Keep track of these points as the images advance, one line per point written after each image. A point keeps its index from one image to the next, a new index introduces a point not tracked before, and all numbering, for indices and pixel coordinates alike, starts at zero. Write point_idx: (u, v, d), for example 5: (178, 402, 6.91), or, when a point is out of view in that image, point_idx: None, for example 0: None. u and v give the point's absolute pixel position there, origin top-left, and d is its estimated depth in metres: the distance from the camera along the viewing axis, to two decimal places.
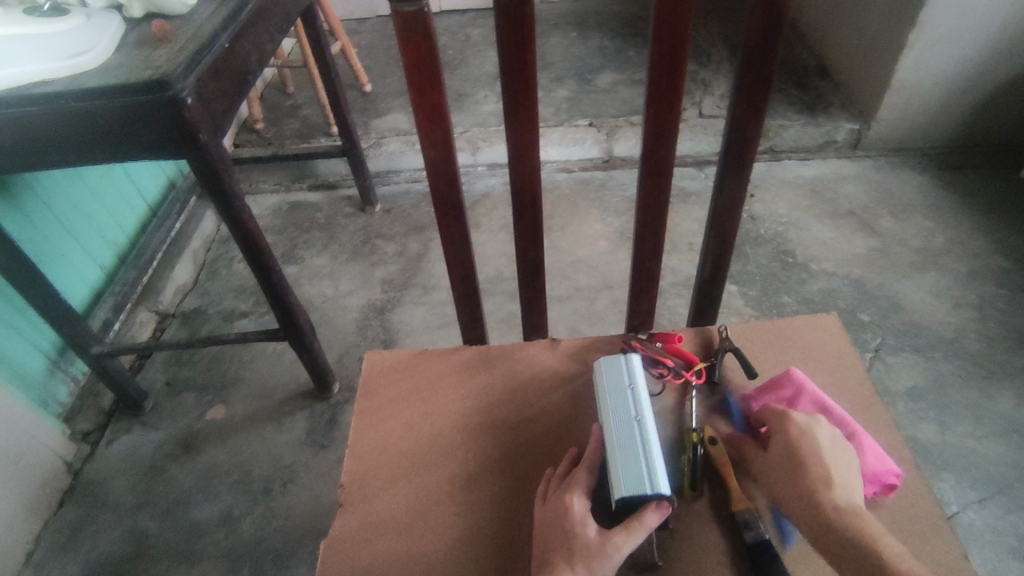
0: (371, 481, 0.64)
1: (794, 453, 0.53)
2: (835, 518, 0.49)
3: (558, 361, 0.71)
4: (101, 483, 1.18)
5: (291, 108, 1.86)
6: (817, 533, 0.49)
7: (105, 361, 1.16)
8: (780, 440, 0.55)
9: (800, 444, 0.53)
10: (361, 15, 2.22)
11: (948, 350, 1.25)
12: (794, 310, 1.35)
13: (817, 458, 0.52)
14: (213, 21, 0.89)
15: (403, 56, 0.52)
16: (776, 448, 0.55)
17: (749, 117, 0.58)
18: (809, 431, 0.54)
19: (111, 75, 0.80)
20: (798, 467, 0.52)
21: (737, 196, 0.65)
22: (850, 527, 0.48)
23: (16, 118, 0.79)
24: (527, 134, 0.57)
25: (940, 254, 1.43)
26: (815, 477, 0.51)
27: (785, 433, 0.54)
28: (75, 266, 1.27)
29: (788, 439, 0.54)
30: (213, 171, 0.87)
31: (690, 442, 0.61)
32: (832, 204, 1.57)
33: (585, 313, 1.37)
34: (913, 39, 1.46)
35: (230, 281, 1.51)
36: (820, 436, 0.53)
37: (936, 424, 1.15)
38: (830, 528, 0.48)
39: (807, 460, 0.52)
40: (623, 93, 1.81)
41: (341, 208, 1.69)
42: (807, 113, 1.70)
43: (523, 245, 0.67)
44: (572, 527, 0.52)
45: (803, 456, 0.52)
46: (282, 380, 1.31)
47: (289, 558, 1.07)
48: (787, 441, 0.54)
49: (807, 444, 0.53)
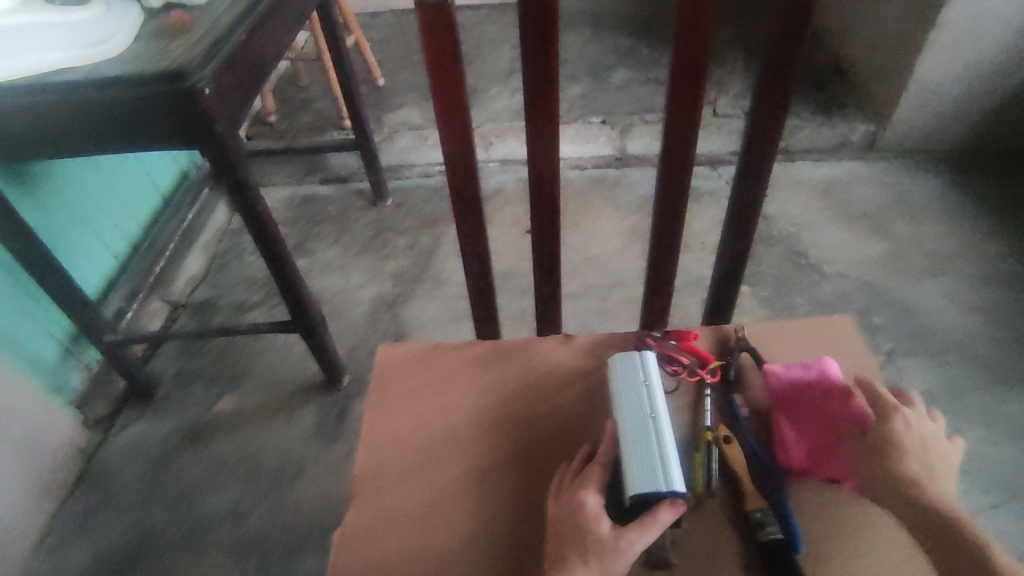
0: (384, 474, 0.64)
1: (887, 438, 0.55)
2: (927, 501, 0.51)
3: (571, 357, 0.71)
4: (113, 470, 1.19)
5: (305, 101, 1.87)
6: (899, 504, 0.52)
7: (118, 349, 1.16)
8: (880, 423, 0.56)
9: (901, 432, 0.55)
10: (374, 9, 2.22)
11: (962, 354, 1.24)
12: (806, 311, 1.34)
13: (914, 448, 0.54)
14: (231, 13, 0.89)
15: (424, 49, 0.52)
16: (871, 432, 0.56)
17: (771, 115, 0.57)
18: (908, 424, 0.56)
19: (129, 64, 0.80)
20: (900, 456, 0.54)
21: (756, 194, 0.64)
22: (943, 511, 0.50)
23: (35, 106, 0.79)
24: (546, 129, 0.57)
25: (955, 257, 1.42)
26: (912, 465, 0.53)
27: (887, 419, 0.56)
28: (89, 255, 1.28)
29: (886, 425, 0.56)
30: (229, 162, 0.87)
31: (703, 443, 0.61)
32: (845, 206, 1.56)
33: (595, 311, 1.37)
34: (932, 40, 1.45)
35: (242, 273, 1.52)
36: (916, 429, 0.56)
37: (949, 428, 1.14)
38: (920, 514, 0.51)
39: (901, 448, 0.54)
40: (637, 91, 1.80)
41: (353, 202, 1.69)
42: (822, 114, 1.69)
43: (539, 240, 0.67)
44: (585, 523, 0.52)
45: (901, 445, 0.55)
46: (293, 372, 1.32)
47: (298, 548, 1.07)
48: (885, 427, 0.56)
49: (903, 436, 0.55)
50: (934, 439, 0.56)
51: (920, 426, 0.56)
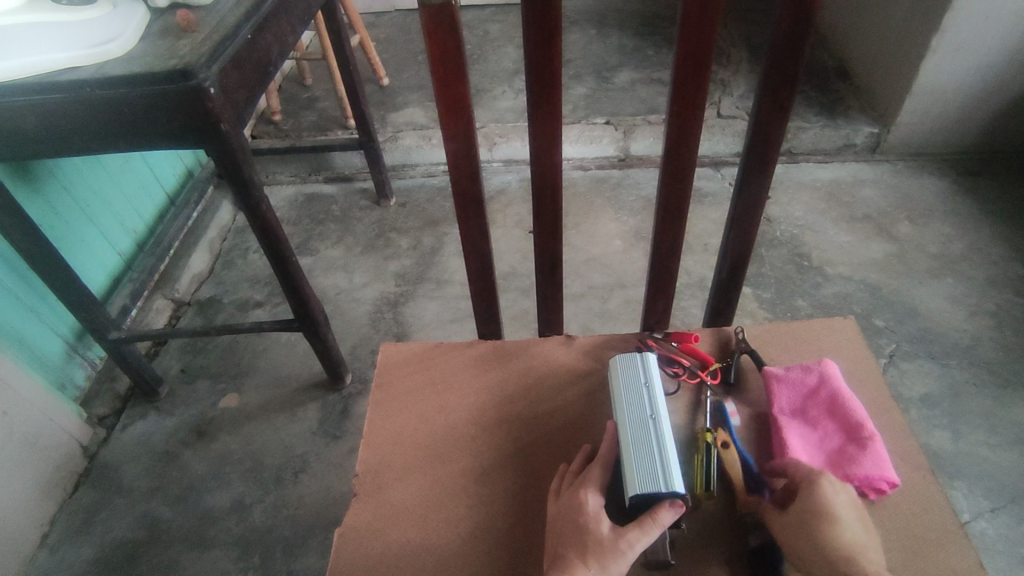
0: (385, 472, 0.64)
1: (811, 514, 0.50)
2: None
3: (572, 358, 0.71)
4: (117, 466, 1.20)
5: (309, 100, 1.87)
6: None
7: (122, 346, 1.17)
8: (806, 500, 0.51)
9: (828, 508, 0.50)
10: (379, 8, 2.23)
11: (965, 357, 1.24)
12: (808, 313, 1.34)
13: (844, 521, 0.50)
14: (237, 12, 0.90)
15: (429, 49, 0.52)
16: (796, 511, 0.51)
17: (773, 117, 0.58)
18: (835, 496, 0.51)
19: (136, 63, 0.81)
20: (830, 536, 0.49)
21: (758, 196, 0.64)
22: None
23: (43, 104, 0.80)
24: (549, 130, 0.57)
25: (959, 260, 1.41)
26: (843, 546, 0.49)
27: (811, 494, 0.51)
28: (94, 252, 1.28)
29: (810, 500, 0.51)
30: (234, 161, 0.88)
31: (704, 443, 0.60)
32: (849, 208, 1.56)
33: (597, 312, 1.37)
34: (938, 42, 1.44)
35: (246, 271, 1.53)
36: (842, 499, 0.51)
37: (950, 432, 1.14)
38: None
39: (829, 527, 0.50)
40: (640, 92, 1.80)
41: (357, 201, 1.70)
42: (826, 115, 1.69)
43: (542, 241, 0.67)
44: (585, 524, 0.52)
45: (830, 523, 0.50)
46: (295, 370, 1.32)
47: (299, 546, 1.08)
48: (807, 502, 0.51)
49: (831, 511, 0.50)
50: (855, 504, 0.52)
51: (845, 495, 0.51)
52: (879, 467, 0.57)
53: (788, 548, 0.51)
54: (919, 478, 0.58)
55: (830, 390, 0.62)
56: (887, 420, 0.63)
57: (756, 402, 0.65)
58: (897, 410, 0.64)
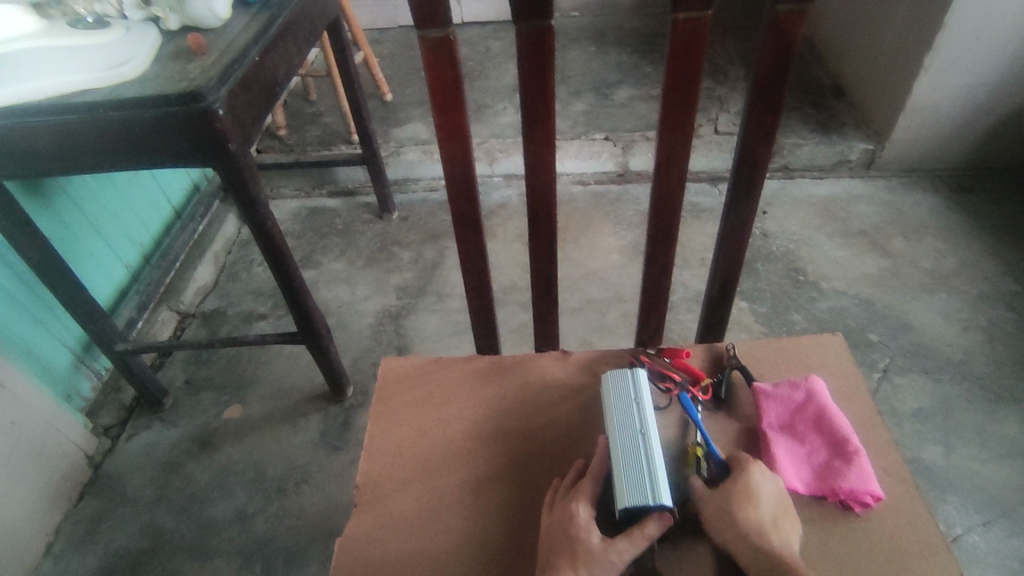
0: (384, 483, 0.66)
1: (733, 489, 0.57)
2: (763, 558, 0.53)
3: (567, 373, 0.73)
4: (121, 476, 1.21)
5: (314, 116, 1.91)
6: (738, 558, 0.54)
7: (128, 358, 1.19)
8: (734, 480, 0.57)
9: (751, 488, 0.56)
10: (383, 25, 2.27)
11: (957, 372, 1.25)
12: (803, 328, 1.36)
13: (762, 499, 0.56)
14: (245, 36, 0.93)
15: (429, 79, 0.55)
16: (723, 488, 0.58)
17: (760, 142, 0.60)
18: (759, 478, 0.57)
19: (148, 86, 0.84)
20: (746, 511, 0.55)
21: (746, 217, 0.66)
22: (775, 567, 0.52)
23: (57, 124, 0.83)
24: (544, 154, 0.60)
25: (953, 276, 1.43)
26: (758, 521, 0.55)
27: (739, 475, 0.57)
28: (102, 265, 1.31)
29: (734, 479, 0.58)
30: (241, 179, 0.90)
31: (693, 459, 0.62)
32: (844, 223, 1.58)
33: (595, 325, 1.39)
34: (930, 62, 1.47)
35: (250, 283, 1.55)
36: (765, 483, 0.57)
37: (943, 446, 1.15)
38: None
39: (747, 503, 0.56)
40: (639, 108, 1.84)
41: (359, 214, 1.73)
42: (822, 132, 1.72)
43: (537, 260, 0.69)
44: (576, 535, 0.54)
45: (750, 501, 0.56)
46: (297, 382, 1.34)
47: (299, 556, 1.09)
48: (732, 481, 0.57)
49: (751, 489, 0.56)
50: (779, 488, 0.57)
51: (769, 480, 0.57)
52: (865, 480, 0.59)
53: (713, 522, 0.57)
54: (902, 491, 0.60)
55: (816, 403, 0.64)
56: (873, 435, 0.65)
57: (747, 416, 0.67)
58: (881, 424, 0.66)
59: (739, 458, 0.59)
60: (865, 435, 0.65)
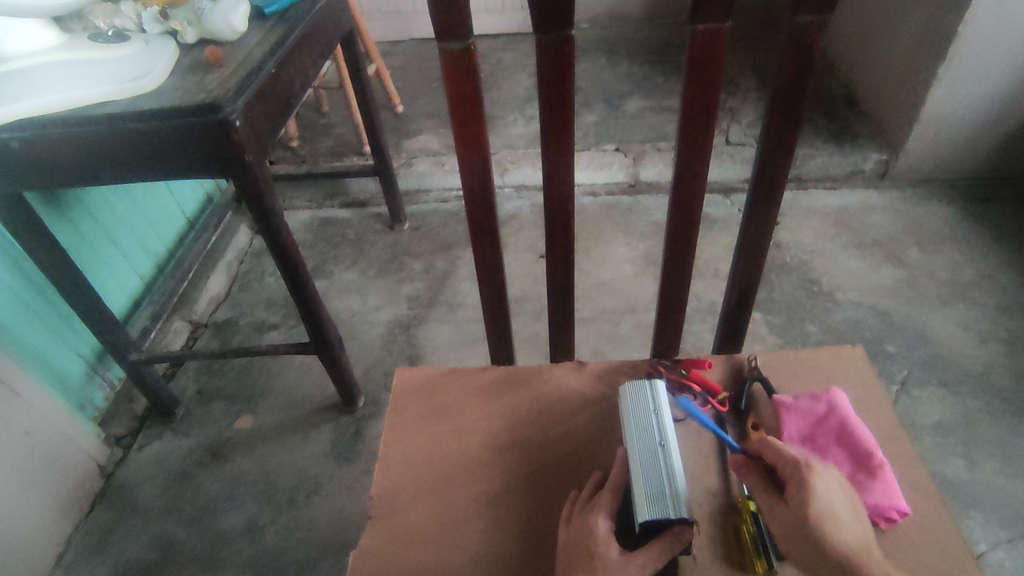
0: (400, 494, 0.66)
1: (812, 522, 0.50)
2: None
3: (583, 384, 0.72)
4: (133, 487, 1.21)
5: (326, 127, 1.92)
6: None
7: (141, 368, 1.20)
8: (802, 497, 0.51)
9: (822, 506, 0.51)
10: (395, 37, 2.29)
11: (977, 385, 1.23)
12: (818, 340, 1.34)
13: (842, 525, 0.50)
14: (262, 48, 0.94)
15: (448, 89, 0.55)
16: (797, 505, 0.51)
17: (779, 152, 0.59)
18: (830, 493, 0.52)
19: (166, 98, 0.85)
20: (836, 548, 0.49)
21: (765, 227, 0.66)
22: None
23: (77, 135, 0.84)
24: (561, 163, 0.59)
25: (971, 287, 1.41)
26: (841, 544, 0.49)
27: (805, 492, 0.51)
28: (117, 275, 1.32)
29: (805, 501, 0.51)
30: (256, 189, 0.91)
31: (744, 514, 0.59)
32: (858, 234, 1.57)
33: (608, 336, 1.38)
34: (944, 71, 1.47)
35: (262, 293, 1.56)
36: (833, 495, 0.52)
37: (964, 460, 1.13)
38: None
39: (832, 536, 0.50)
40: (650, 119, 1.84)
41: (371, 225, 1.73)
42: (835, 143, 1.71)
43: (554, 270, 0.69)
44: (595, 548, 0.53)
45: (828, 522, 0.50)
46: (309, 392, 1.34)
47: (310, 568, 1.08)
48: (803, 505, 0.51)
49: (829, 516, 0.51)
50: (850, 499, 0.53)
51: (834, 492, 0.52)
52: (890, 495, 0.58)
53: (791, 543, 0.51)
54: (929, 507, 0.59)
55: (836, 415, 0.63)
56: (897, 448, 0.64)
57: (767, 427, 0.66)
58: (906, 438, 0.64)
59: (807, 465, 0.53)
60: (888, 449, 0.64)
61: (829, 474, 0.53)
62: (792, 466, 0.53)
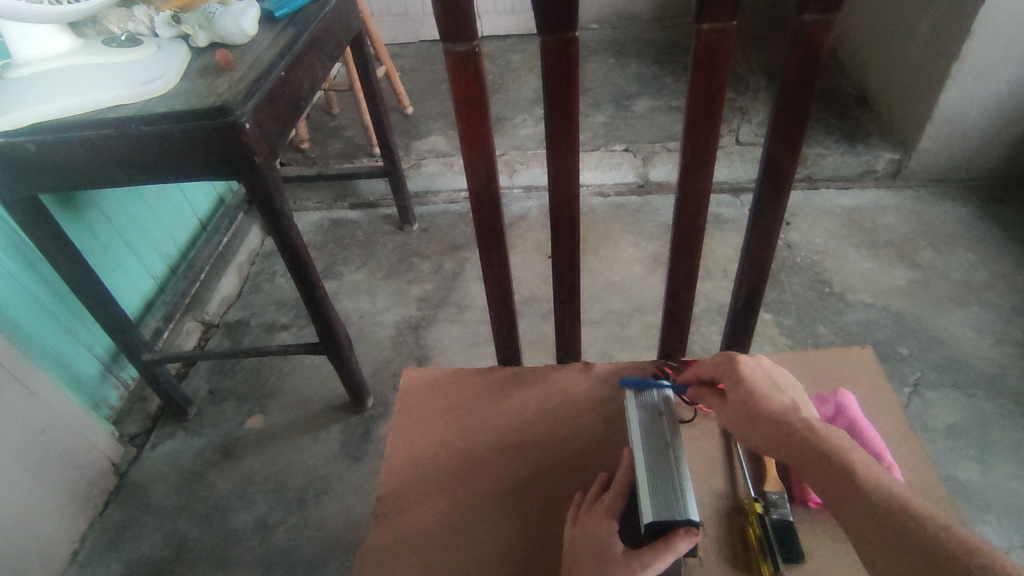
0: (406, 494, 0.66)
1: (753, 408, 0.55)
2: (833, 460, 0.49)
3: (589, 385, 0.73)
4: (146, 485, 1.23)
5: (337, 129, 1.94)
6: (798, 461, 0.52)
7: (154, 367, 1.21)
8: (729, 381, 0.58)
9: (743, 380, 0.57)
10: (404, 39, 2.31)
11: (991, 387, 1.22)
12: (829, 341, 1.33)
13: (771, 395, 0.56)
14: (272, 51, 0.95)
15: (454, 91, 0.55)
16: (728, 391, 0.58)
17: (786, 152, 0.59)
18: (752, 369, 0.58)
19: (178, 101, 0.86)
20: (784, 420, 0.54)
21: (772, 227, 0.65)
22: (848, 464, 0.49)
23: (90, 138, 0.85)
24: (567, 164, 0.59)
25: (985, 287, 1.39)
26: (765, 407, 0.55)
27: (728, 373, 0.58)
28: (130, 276, 1.34)
29: (739, 391, 0.57)
30: (266, 191, 0.92)
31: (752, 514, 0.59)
32: (870, 234, 1.55)
33: (616, 337, 1.38)
34: (957, 69, 1.45)
35: (273, 294, 1.57)
36: (756, 372, 0.57)
37: (979, 463, 1.11)
38: (840, 484, 0.48)
39: (770, 411, 0.54)
40: (659, 119, 1.83)
41: (380, 226, 1.74)
42: (846, 142, 1.70)
43: (560, 271, 0.69)
44: (600, 549, 0.53)
45: (748, 390, 0.56)
46: (319, 392, 1.35)
47: (319, 567, 1.09)
48: (740, 396, 0.56)
49: (763, 394, 0.56)
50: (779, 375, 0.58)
51: (762, 373, 0.57)
52: None
53: (733, 425, 0.57)
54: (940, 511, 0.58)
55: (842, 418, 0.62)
56: (906, 452, 0.63)
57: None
58: (915, 442, 0.64)
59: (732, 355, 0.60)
60: (897, 453, 0.63)
61: (757, 358, 0.59)
62: (720, 367, 0.59)
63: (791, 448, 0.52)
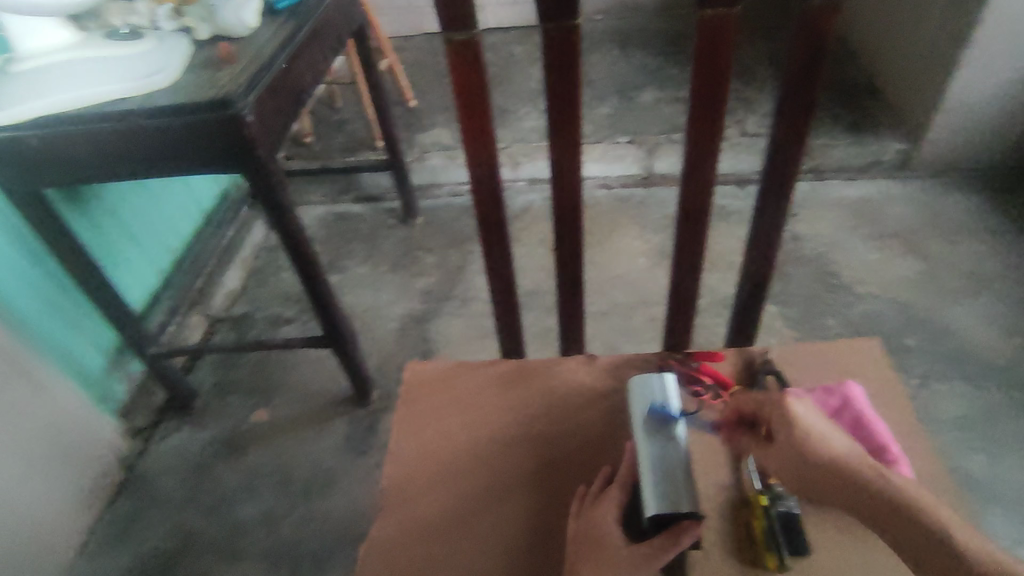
0: (410, 487, 0.66)
1: (811, 453, 0.53)
2: (902, 511, 0.50)
3: (593, 377, 0.72)
4: (153, 478, 1.24)
5: (340, 123, 1.93)
6: (872, 514, 0.51)
7: (159, 361, 1.22)
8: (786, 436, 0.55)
9: (797, 428, 0.54)
10: (408, 32, 2.30)
11: (1001, 379, 1.20)
12: (836, 332, 1.32)
13: (832, 442, 0.54)
14: (273, 43, 0.94)
15: (454, 81, 0.54)
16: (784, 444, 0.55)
17: (792, 140, 0.58)
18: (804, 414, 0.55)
19: (179, 94, 0.85)
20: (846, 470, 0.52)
21: (778, 217, 0.64)
22: (920, 512, 0.49)
23: (92, 132, 0.85)
24: (569, 155, 0.59)
25: (995, 279, 1.38)
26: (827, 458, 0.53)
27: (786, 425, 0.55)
28: (135, 271, 1.34)
29: (798, 438, 0.54)
30: (268, 184, 0.91)
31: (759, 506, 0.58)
32: (878, 225, 1.54)
33: (621, 330, 1.37)
34: (967, 58, 1.43)
35: (278, 288, 1.58)
36: (811, 416, 0.55)
37: (987, 456, 1.11)
38: (913, 529, 0.49)
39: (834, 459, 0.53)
40: (664, 111, 1.82)
41: (384, 220, 1.74)
42: (854, 132, 1.68)
43: (563, 263, 0.68)
44: (603, 544, 0.53)
45: (812, 443, 0.54)
46: (324, 386, 1.35)
47: (325, 558, 1.10)
48: (793, 439, 0.54)
49: (818, 442, 0.54)
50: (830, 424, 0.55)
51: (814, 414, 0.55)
52: None
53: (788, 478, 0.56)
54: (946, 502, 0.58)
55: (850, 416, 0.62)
56: (912, 444, 0.62)
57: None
58: (922, 434, 0.63)
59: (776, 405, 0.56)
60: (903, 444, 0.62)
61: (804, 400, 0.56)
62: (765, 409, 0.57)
63: (856, 499, 0.52)
